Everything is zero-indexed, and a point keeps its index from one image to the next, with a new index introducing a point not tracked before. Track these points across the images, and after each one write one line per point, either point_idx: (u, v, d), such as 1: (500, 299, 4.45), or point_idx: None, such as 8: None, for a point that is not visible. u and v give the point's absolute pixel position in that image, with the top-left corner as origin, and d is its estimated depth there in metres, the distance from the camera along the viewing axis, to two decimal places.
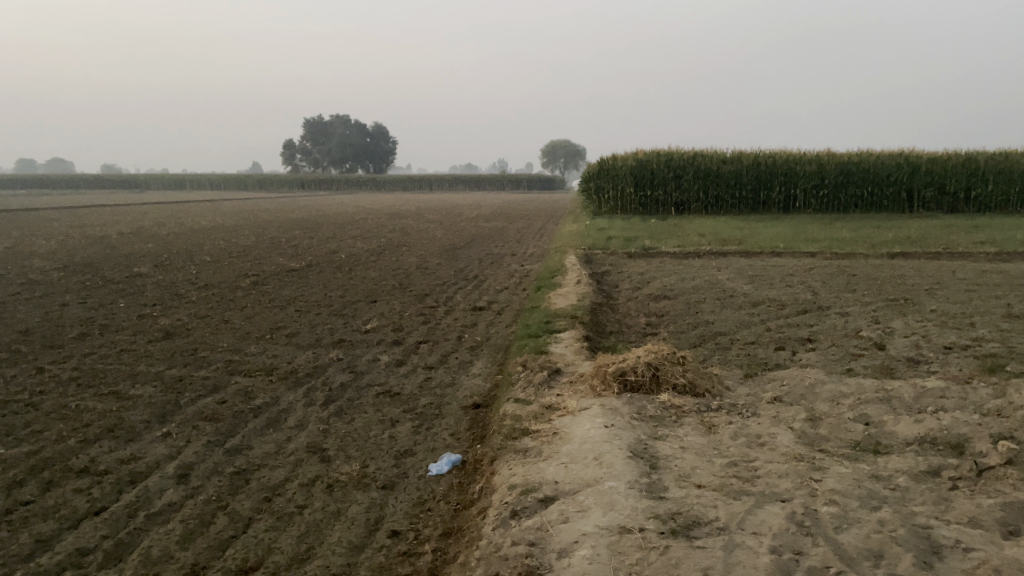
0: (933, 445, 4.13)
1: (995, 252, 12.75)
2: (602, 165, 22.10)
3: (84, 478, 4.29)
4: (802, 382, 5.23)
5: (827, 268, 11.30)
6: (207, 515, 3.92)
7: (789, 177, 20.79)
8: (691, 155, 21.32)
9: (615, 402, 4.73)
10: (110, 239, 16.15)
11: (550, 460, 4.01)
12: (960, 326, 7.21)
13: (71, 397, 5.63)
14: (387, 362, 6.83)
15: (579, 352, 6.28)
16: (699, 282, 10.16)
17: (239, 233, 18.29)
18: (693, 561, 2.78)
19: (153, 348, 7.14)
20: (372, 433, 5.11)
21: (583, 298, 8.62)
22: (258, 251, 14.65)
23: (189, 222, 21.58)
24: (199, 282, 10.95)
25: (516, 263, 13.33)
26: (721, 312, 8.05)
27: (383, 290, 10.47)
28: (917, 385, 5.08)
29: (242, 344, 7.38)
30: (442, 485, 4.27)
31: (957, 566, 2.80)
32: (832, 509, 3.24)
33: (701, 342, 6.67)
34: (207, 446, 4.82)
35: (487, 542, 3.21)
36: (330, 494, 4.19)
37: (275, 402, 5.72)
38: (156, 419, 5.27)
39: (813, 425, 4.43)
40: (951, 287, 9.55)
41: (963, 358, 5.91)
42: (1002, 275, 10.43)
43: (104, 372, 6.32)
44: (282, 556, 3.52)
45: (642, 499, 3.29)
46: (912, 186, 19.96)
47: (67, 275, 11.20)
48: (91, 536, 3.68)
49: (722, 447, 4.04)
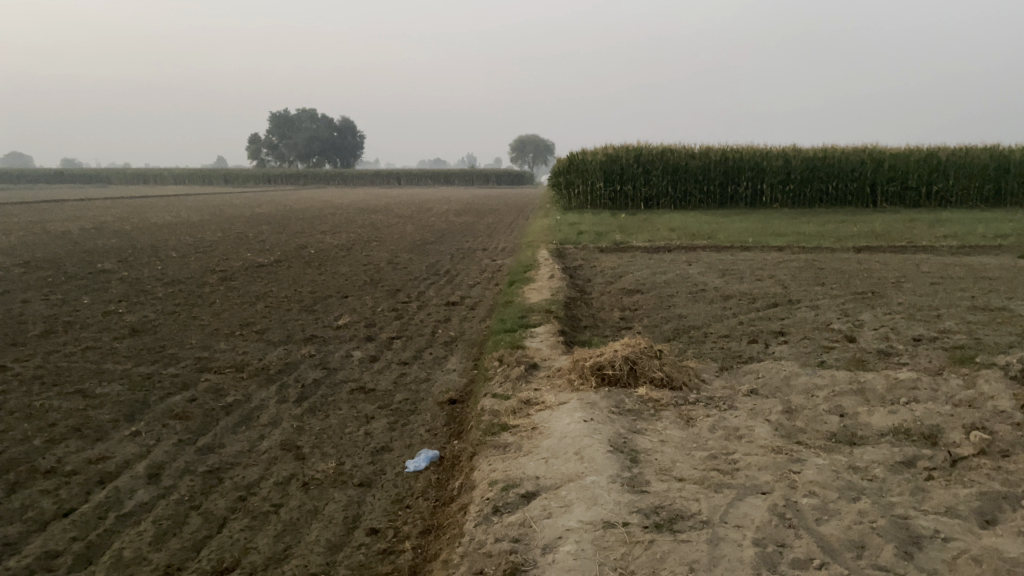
0: (907, 435, 4.18)
1: (959, 246, 12.97)
2: (571, 160, 22.10)
3: (51, 479, 4.17)
4: (777, 375, 5.26)
5: (796, 262, 11.41)
6: (180, 515, 3.84)
7: (756, 172, 20.98)
8: (659, 151, 21.41)
9: (594, 396, 4.71)
10: (72, 235, 15.81)
11: (530, 455, 3.99)
12: (927, 318, 7.32)
13: (35, 396, 5.49)
14: (360, 358, 6.75)
15: (554, 346, 6.26)
16: (670, 276, 10.21)
17: (205, 228, 18.02)
18: (679, 555, 2.78)
19: (120, 345, 6.98)
20: (347, 430, 5.04)
21: (556, 293, 8.61)
22: (225, 247, 14.45)
23: (153, 216, 21.20)
24: (165, 278, 10.75)
25: (488, 258, 13.29)
26: (694, 306, 8.08)
27: (354, 286, 10.36)
28: (889, 376, 5.14)
29: (211, 340, 7.26)
30: (420, 481, 4.22)
31: (937, 556, 2.83)
32: (812, 501, 3.25)
33: (676, 335, 6.69)
34: (178, 445, 4.73)
35: (469, 539, 3.18)
36: (306, 492, 4.13)
37: (247, 399, 5.62)
38: (124, 418, 5.16)
39: (790, 418, 4.46)
40: (917, 279, 9.69)
41: (932, 350, 6.00)
42: (965, 268, 10.62)
43: (69, 370, 6.17)
44: (259, 556, 3.46)
45: (625, 493, 3.27)
46: (876, 181, 20.26)
47: (28, 271, 10.93)
48: (60, 538, 3.58)
49: (701, 440, 4.05)
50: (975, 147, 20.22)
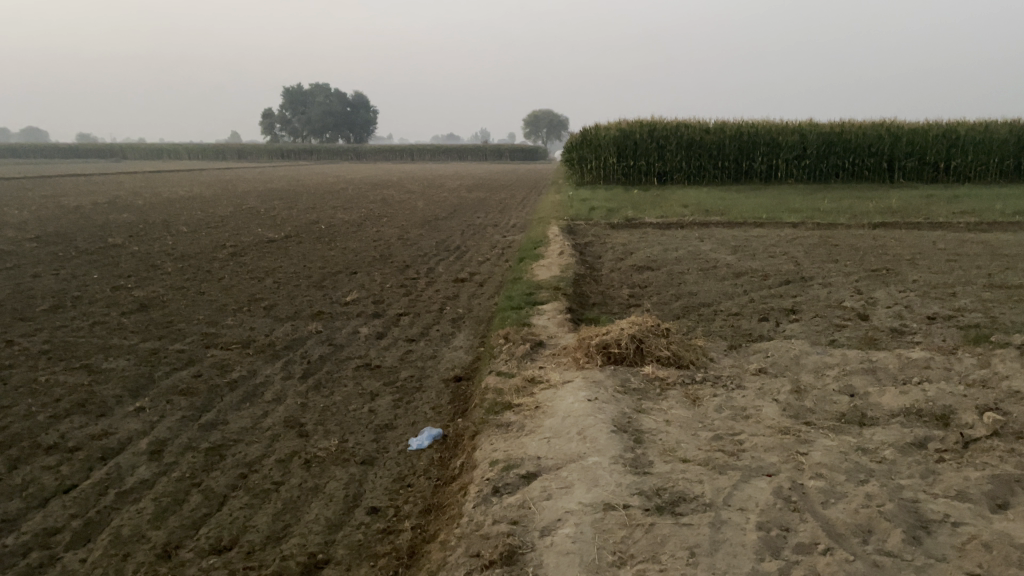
0: (919, 416, 4.09)
1: (977, 222, 12.76)
2: (585, 135, 21.86)
3: (54, 455, 4.16)
4: (788, 353, 5.17)
5: (811, 239, 11.26)
6: (180, 492, 3.82)
7: (772, 147, 20.72)
8: (673, 125, 21.16)
9: (599, 375, 4.65)
10: (84, 210, 15.80)
11: (533, 435, 3.93)
12: (943, 296, 7.19)
13: (41, 371, 5.48)
14: (367, 334, 6.71)
15: (562, 323, 6.19)
16: (682, 253, 10.09)
17: (218, 204, 17.99)
18: (680, 539, 2.72)
19: (127, 321, 6.97)
20: (351, 407, 5.01)
21: (566, 270, 8.51)
22: (237, 222, 14.41)
23: (165, 192, 21.17)
24: (175, 253, 10.73)
25: (499, 234, 13.21)
26: (705, 283, 7.98)
27: (363, 262, 10.31)
28: (902, 355, 5.04)
29: (219, 316, 7.24)
30: (422, 460, 4.18)
31: (946, 542, 2.76)
32: (818, 483, 3.18)
33: (685, 313, 6.61)
34: (181, 422, 4.71)
35: (467, 520, 3.13)
36: (307, 470, 4.10)
37: (253, 375, 5.60)
38: (128, 393, 5.14)
39: (799, 397, 4.38)
40: (933, 256, 9.53)
41: (946, 329, 5.89)
42: (982, 245, 10.45)
43: (75, 344, 6.17)
44: (258, 535, 3.43)
45: (627, 475, 3.21)
46: (893, 156, 19.96)
47: (40, 246, 10.93)
48: (59, 515, 3.56)
49: (707, 421, 3.98)
50: (996, 121, 19.89)
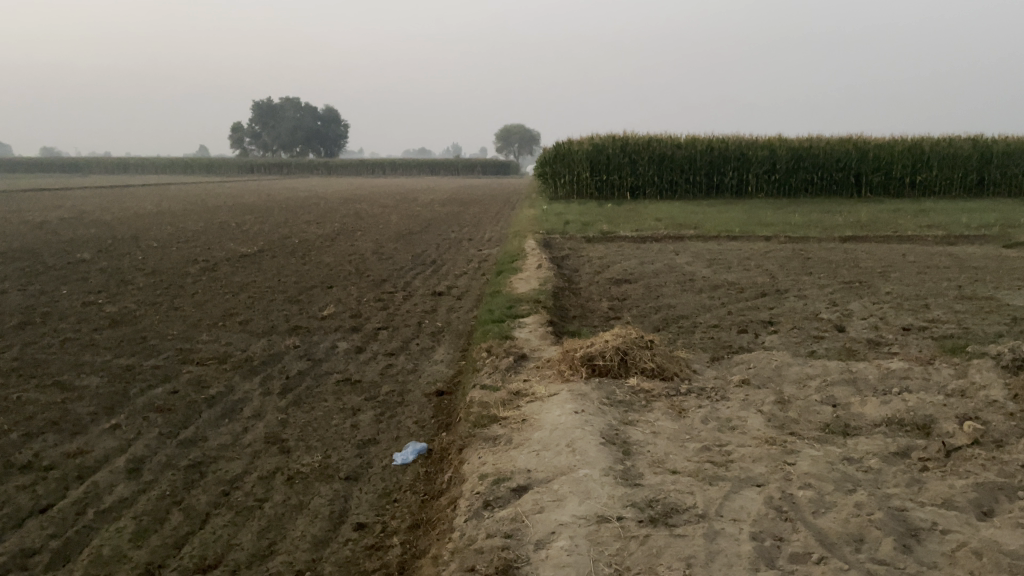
0: (901, 426, 4.14)
1: (944, 236, 13.01)
2: (558, 150, 21.93)
3: (29, 474, 4.06)
4: (769, 365, 5.21)
5: (784, 252, 11.38)
6: (161, 511, 3.74)
7: (742, 161, 20.97)
8: (645, 140, 21.34)
9: (583, 387, 4.64)
10: (51, 224, 15.52)
11: (520, 448, 3.91)
12: (917, 307, 7.29)
13: (13, 389, 5.36)
14: (346, 349, 6.65)
15: (544, 336, 6.18)
16: (658, 266, 10.14)
17: (188, 218, 17.75)
18: (675, 550, 2.71)
19: (99, 337, 6.84)
20: (333, 422, 4.96)
21: (544, 283, 8.51)
22: (208, 236, 14.24)
23: (133, 207, 20.85)
24: (147, 268, 10.57)
25: (474, 248, 13.19)
26: (682, 296, 8.03)
27: (339, 276, 10.23)
28: (881, 366, 5.09)
29: (193, 331, 7.14)
30: (408, 475, 4.14)
31: (937, 549, 2.78)
32: (808, 493, 3.19)
33: (664, 325, 6.64)
34: (159, 439, 4.62)
35: (459, 535, 3.10)
36: (291, 487, 4.03)
37: (231, 392, 5.51)
38: (104, 410, 5.04)
39: (783, 408, 4.40)
40: (905, 269, 9.67)
41: (922, 340, 5.97)
42: (950, 257, 10.64)
43: (47, 361, 6.04)
44: (243, 553, 3.37)
45: (619, 487, 3.20)
46: (861, 171, 20.30)
47: (6, 263, 10.68)
48: (37, 535, 3.47)
49: (693, 432, 3.99)
50: (960, 137, 20.31)
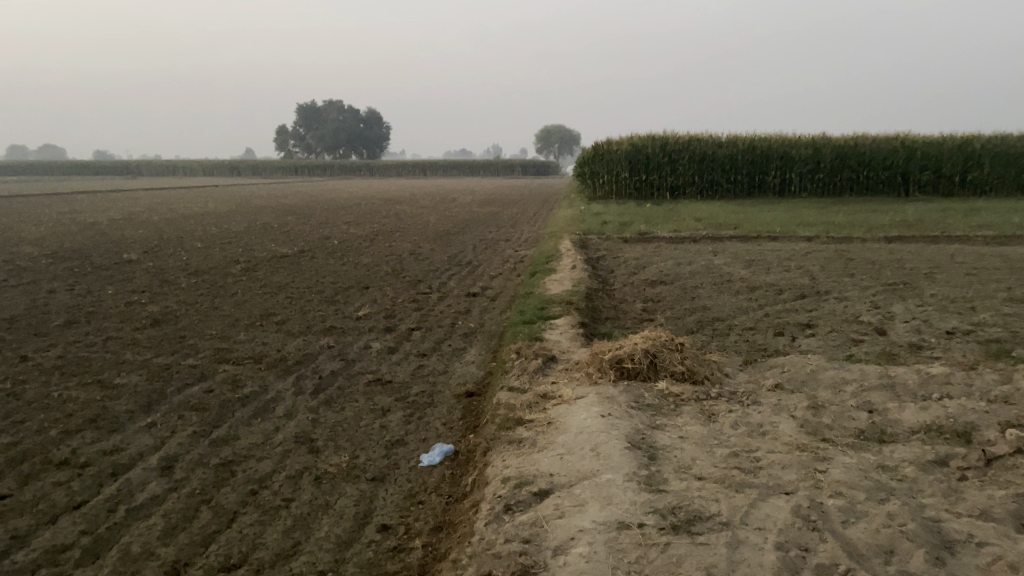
0: (939, 433, 4.01)
1: (995, 236, 12.61)
2: (597, 150, 21.84)
3: (64, 471, 4.14)
4: (804, 369, 5.09)
5: (826, 252, 11.16)
6: (189, 509, 3.78)
7: (785, 161, 20.64)
8: (685, 140, 21.12)
9: (612, 390, 4.59)
10: (100, 225, 15.95)
11: (545, 452, 3.87)
12: (961, 310, 7.08)
13: (54, 386, 5.48)
14: (379, 349, 6.68)
15: (575, 338, 6.14)
16: (695, 266, 10.03)
17: (231, 219, 18.07)
18: (696, 559, 2.65)
19: (140, 336, 6.97)
20: (362, 423, 4.96)
21: (578, 284, 8.47)
22: (251, 237, 14.46)
23: (179, 208, 21.29)
24: (189, 268, 10.77)
25: (510, 249, 13.18)
26: (719, 297, 7.92)
27: (376, 276, 10.31)
28: (921, 370, 4.95)
29: (231, 331, 7.24)
30: (433, 476, 4.14)
31: (971, 563, 2.68)
32: (838, 502, 3.10)
33: (699, 327, 6.54)
34: (191, 437, 4.68)
35: (479, 538, 3.08)
36: (318, 486, 4.06)
37: (264, 391, 5.57)
38: (141, 408, 5.13)
39: (817, 414, 4.30)
40: (951, 270, 9.41)
41: (966, 344, 5.78)
42: (999, 259, 10.32)
43: (89, 360, 6.16)
44: (268, 553, 3.39)
45: (642, 493, 3.15)
46: (908, 170, 19.83)
47: (56, 262, 10.98)
48: (68, 532, 3.54)
49: (723, 437, 3.91)
50: (1012, 134, 19.75)
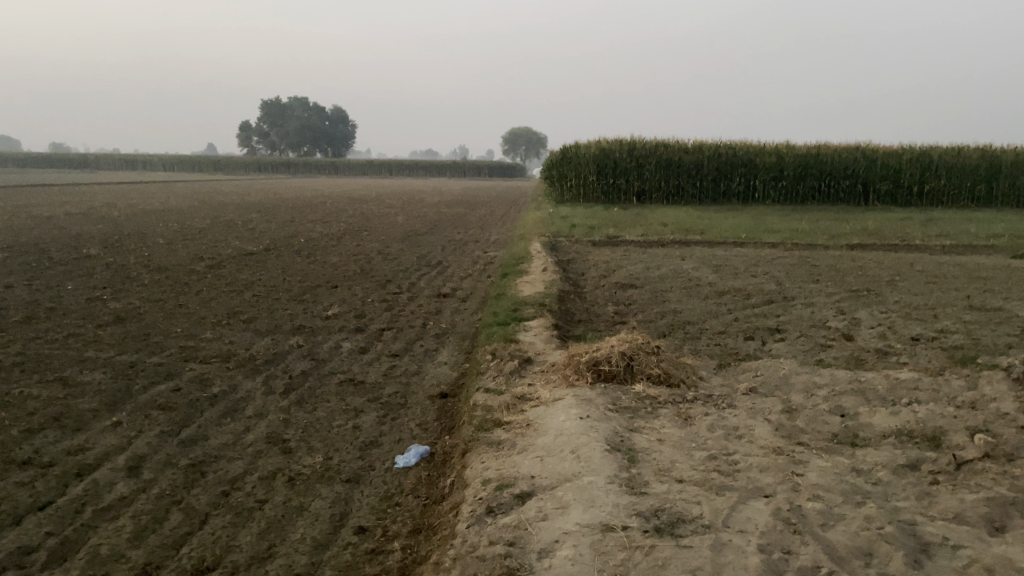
0: (910, 437, 4.08)
1: (953, 245, 12.91)
2: (565, 153, 21.90)
3: (28, 471, 4.02)
4: (777, 373, 5.15)
5: (791, 259, 11.32)
6: (160, 511, 3.70)
7: (749, 168, 20.90)
8: (653, 145, 21.26)
9: (589, 393, 4.59)
10: (58, 219, 15.57)
11: (524, 454, 3.86)
12: (925, 317, 7.23)
13: (14, 384, 5.32)
14: (350, 349, 6.61)
15: (549, 340, 6.14)
16: (665, 270, 10.09)
17: (194, 216, 17.75)
18: (681, 561, 2.66)
19: (102, 333, 6.81)
20: (335, 423, 4.91)
21: (550, 286, 8.46)
22: (215, 234, 14.22)
23: (140, 203, 20.89)
24: (152, 264, 10.56)
25: (479, 250, 13.14)
26: (689, 301, 7.99)
27: (344, 275, 10.21)
28: (890, 376, 5.04)
29: (197, 329, 7.10)
30: (409, 478, 4.10)
31: (947, 565, 2.73)
32: (816, 505, 3.14)
33: (672, 331, 6.59)
34: (159, 437, 4.57)
35: (461, 541, 3.05)
36: (292, 488, 4.00)
37: (233, 390, 5.47)
38: (106, 407, 5.01)
39: (791, 418, 4.35)
40: (912, 278, 9.61)
41: (931, 350, 5.90)
42: (959, 267, 10.56)
43: (50, 357, 6.00)
44: (242, 555, 3.32)
45: (624, 495, 3.15)
46: (869, 179, 20.22)
47: (12, 257, 10.69)
48: (34, 533, 3.44)
49: (700, 440, 3.93)
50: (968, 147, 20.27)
